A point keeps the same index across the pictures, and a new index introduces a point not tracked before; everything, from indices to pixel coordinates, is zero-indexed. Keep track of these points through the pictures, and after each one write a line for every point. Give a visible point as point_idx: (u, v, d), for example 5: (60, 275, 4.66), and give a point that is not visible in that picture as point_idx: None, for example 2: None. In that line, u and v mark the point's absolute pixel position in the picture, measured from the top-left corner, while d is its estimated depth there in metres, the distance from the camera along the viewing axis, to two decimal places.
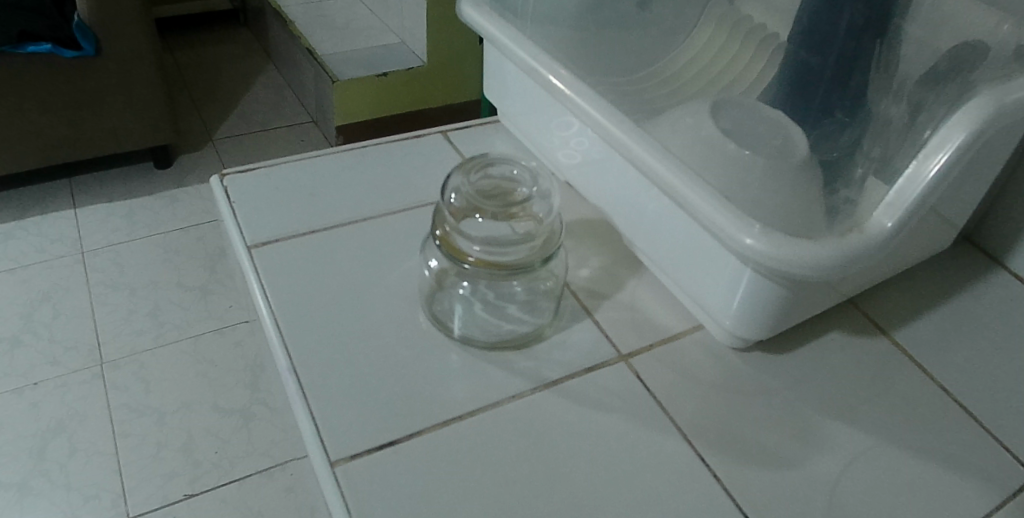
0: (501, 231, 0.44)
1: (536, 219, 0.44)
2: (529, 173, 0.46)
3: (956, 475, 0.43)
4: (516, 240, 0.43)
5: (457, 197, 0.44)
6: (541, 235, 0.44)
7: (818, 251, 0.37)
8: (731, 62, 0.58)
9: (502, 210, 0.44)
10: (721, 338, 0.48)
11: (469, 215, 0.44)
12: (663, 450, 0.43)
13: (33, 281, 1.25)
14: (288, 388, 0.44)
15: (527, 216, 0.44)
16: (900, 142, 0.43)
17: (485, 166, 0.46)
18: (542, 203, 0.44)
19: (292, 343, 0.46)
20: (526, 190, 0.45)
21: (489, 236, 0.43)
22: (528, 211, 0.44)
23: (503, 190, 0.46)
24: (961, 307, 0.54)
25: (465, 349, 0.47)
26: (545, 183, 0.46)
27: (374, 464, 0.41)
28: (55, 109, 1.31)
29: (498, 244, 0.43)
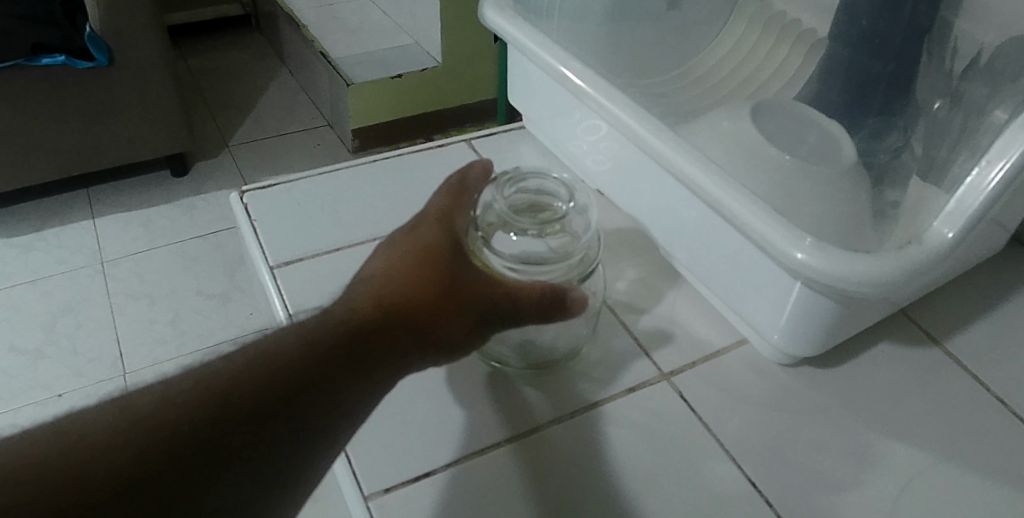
0: (537, 249, 0.42)
1: (573, 236, 0.42)
2: (563, 187, 0.44)
3: (1021, 494, 0.41)
4: (550, 261, 0.41)
5: (488, 213, 0.42)
6: (578, 256, 0.42)
7: (875, 267, 0.35)
8: (767, 59, 0.55)
9: (538, 227, 0.41)
10: (768, 353, 0.46)
11: (501, 233, 0.42)
12: (712, 475, 0.41)
13: (54, 293, 1.25)
14: None
15: (565, 232, 0.42)
16: (958, 145, 0.41)
17: (518, 182, 0.44)
18: (579, 219, 0.42)
19: None
20: (563, 205, 0.43)
21: (524, 255, 0.41)
22: (565, 228, 0.42)
23: (537, 206, 0.44)
24: (1015, 312, 0.51)
25: (501, 371, 0.45)
26: (582, 197, 0.44)
27: (410, 496, 0.39)
28: (70, 120, 1.31)
29: (535, 265, 0.41)
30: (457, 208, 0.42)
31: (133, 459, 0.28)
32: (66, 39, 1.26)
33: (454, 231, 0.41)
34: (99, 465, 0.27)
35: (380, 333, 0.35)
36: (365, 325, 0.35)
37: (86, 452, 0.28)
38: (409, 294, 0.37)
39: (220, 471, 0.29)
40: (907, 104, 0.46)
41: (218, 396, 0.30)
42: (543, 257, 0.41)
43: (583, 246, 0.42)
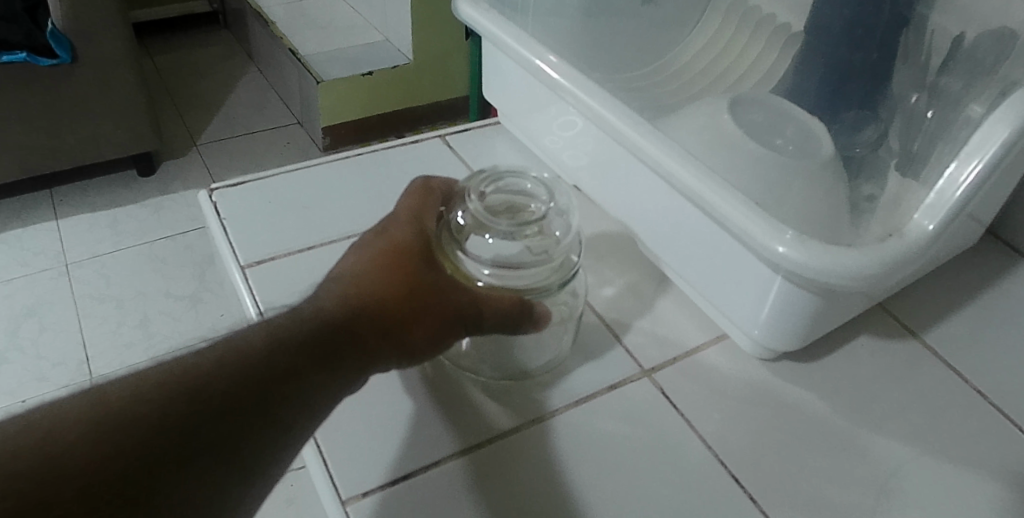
0: (515, 254, 0.41)
1: (549, 241, 0.41)
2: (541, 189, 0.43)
3: (999, 483, 0.41)
4: (525, 265, 0.41)
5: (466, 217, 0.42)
6: (552, 262, 0.41)
7: (855, 260, 0.35)
8: (741, 53, 0.55)
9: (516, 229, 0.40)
10: (748, 349, 0.46)
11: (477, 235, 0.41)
12: (697, 471, 0.41)
13: (17, 296, 1.21)
14: None
15: (540, 239, 0.41)
16: (933, 138, 0.41)
17: (495, 181, 0.44)
18: (558, 222, 0.41)
19: None
20: (541, 206, 0.42)
21: (500, 259, 0.41)
22: (543, 229, 0.41)
23: (515, 206, 0.43)
24: (988, 305, 0.51)
25: (477, 377, 0.44)
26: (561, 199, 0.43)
27: (391, 498, 0.38)
28: (30, 120, 1.27)
29: (511, 270, 0.41)
30: (430, 209, 0.43)
31: (99, 450, 0.28)
32: (26, 35, 1.22)
33: (426, 232, 0.41)
34: (73, 451, 0.27)
35: (356, 334, 0.36)
36: (340, 326, 0.36)
37: (50, 450, 0.27)
38: (382, 295, 0.38)
39: (179, 474, 0.29)
40: (883, 99, 0.46)
41: (185, 391, 0.30)
42: (518, 264, 0.41)
43: (562, 250, 0.41)
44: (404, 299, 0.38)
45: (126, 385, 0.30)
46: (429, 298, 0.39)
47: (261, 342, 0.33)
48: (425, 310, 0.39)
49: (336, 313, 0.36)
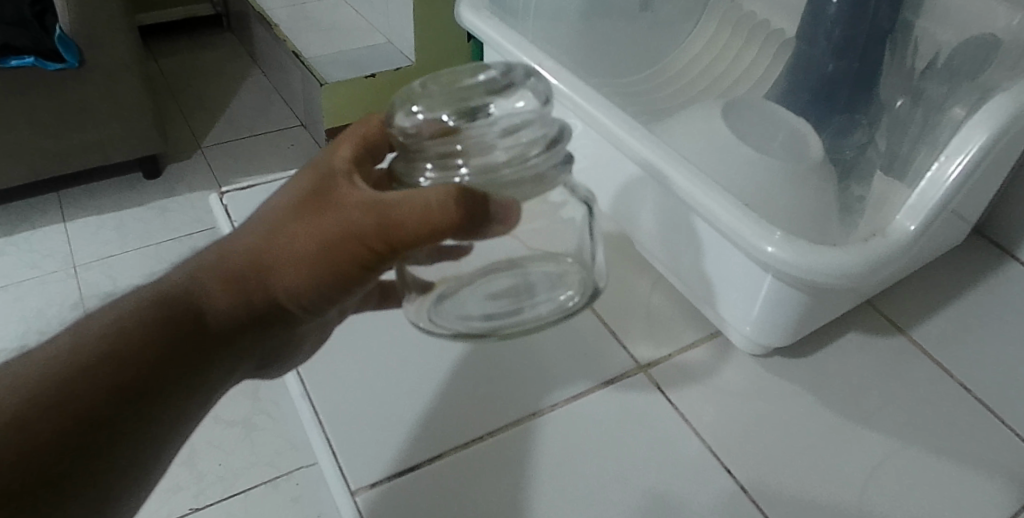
0: (489, 158, 0.36)
1: (523, 152, 0.36)
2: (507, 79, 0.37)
3: (983, 475, 0.43)
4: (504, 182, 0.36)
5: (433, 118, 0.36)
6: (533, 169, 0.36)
7: (841, 259, 0.36)
8: (735, 60, 0.57)
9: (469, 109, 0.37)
10: (741, 345, 0.47)
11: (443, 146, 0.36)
12: (690, 462, 0.42)
13: (26, 298, 1.23)
14: (307, 416, 0.44)
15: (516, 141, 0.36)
16: (914, 140, 0.44)
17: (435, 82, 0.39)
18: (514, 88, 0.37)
19: (306, 367, 0.46)
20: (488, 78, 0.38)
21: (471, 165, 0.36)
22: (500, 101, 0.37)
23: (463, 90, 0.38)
24: (975, 302, 0.53)
25: (477, 348, 0.48)
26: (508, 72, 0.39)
27: (397, 489, 0.40)
28: (38, 124, 1.29)
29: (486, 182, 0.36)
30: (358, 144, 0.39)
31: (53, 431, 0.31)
32: (34, 40, 1.24)
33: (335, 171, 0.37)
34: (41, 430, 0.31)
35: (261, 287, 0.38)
36: (262, 293, 0.38)
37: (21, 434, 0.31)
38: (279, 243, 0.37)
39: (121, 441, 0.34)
40: (872, 103, 0.49)
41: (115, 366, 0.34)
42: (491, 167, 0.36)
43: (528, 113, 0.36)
44: (314, 241, 0.36)
45: (67, 357, 0.33)
46: (336, 238, 0.35)
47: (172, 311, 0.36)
48: (334, 250, 0.36)
49: (235, 268, 0.37)
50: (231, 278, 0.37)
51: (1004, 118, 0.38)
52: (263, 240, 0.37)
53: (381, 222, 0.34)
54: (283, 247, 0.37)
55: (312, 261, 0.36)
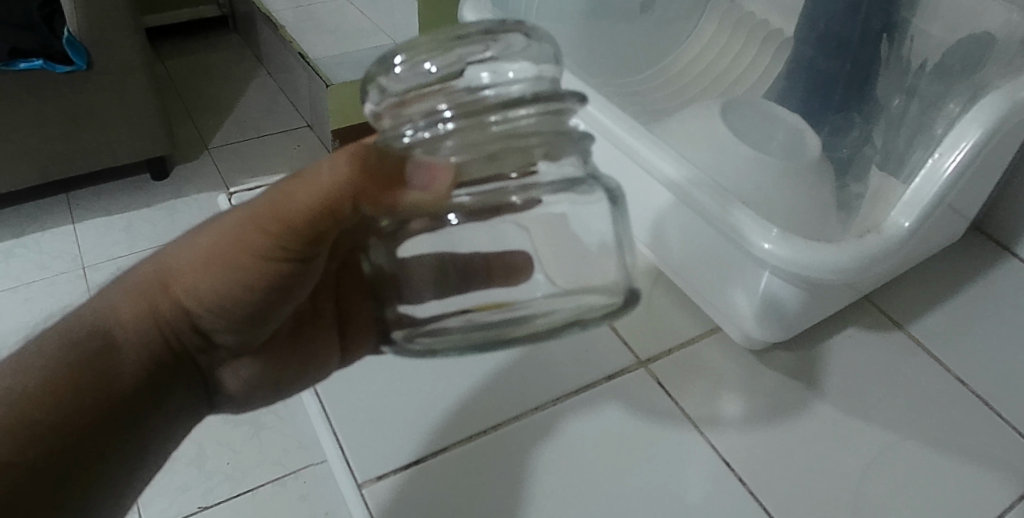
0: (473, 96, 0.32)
1: (516, 99, 0.28)
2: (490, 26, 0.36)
3: (980, 469, 0.43)
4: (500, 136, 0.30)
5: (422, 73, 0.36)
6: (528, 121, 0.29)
7: (835, 255, 0.37)
8: (735, 58, 0.58)
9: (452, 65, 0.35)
10: (740, 341, 0.48)
11: (429, 104, 0.33)
12: (690, 455, 0.43)
13: (36, 299, 1.25)
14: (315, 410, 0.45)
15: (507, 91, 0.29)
16: (909, 139, 0.45)
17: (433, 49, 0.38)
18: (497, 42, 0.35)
19: None
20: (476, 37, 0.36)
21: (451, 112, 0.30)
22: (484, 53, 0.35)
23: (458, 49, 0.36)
24: (973, 298, 0.53)
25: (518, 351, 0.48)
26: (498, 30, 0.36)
27: (405, 482, 0.41)
28: (48, 127, 1.30)
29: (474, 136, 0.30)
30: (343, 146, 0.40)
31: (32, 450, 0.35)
32: (43, 44, 1.25)
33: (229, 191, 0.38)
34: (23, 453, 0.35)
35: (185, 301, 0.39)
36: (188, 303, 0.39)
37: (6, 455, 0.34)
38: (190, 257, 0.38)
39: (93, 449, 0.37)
40: (867, 102, 0.50)
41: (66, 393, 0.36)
42: (474, 116, 0.29)
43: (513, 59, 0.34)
44: (217, 244, 0.37)
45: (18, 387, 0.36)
46: (236, 236, 0.36)
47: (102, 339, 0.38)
48: (236, 248, 0.36)
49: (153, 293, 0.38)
50: (147, 294, 0.38)
51: (996, 116, 0.39)
52: (174, 252, 0.38)
53: (275, 209, 0.34)
54: (190, 255, 0.37)
55: (216, 264, 0.37)
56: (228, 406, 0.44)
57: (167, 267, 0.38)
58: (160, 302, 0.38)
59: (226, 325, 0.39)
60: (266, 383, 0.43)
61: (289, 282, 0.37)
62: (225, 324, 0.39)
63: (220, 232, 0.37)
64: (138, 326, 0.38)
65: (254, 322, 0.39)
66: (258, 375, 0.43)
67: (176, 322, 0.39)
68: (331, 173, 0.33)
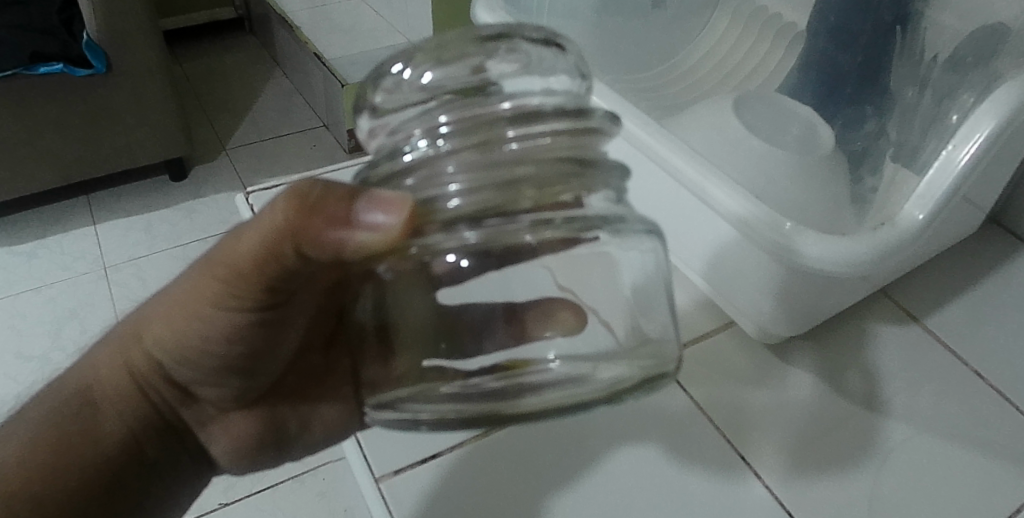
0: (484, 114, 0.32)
1: (532, 117, 0.30)
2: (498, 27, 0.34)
3: (998, 464, 0.43)
4: (512, 166, 0.31)
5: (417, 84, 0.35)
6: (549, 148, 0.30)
7: (851, 248, 0.37)
8: (748, 55, 0.58)
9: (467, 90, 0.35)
10: (753, 334, 0.48)
11: (434, 119, 0.34)
12: (705, 453, 0.43)
13: (59, 298, 1.27)
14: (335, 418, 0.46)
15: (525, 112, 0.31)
16: (924, 132, 0.45)
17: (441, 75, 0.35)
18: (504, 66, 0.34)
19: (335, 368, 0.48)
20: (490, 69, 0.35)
21: (464, 134, 0.31)
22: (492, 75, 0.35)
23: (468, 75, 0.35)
24: (990, 290, 0.53)
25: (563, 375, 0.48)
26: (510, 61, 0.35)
27: (424, 478, 0.42)
28: (69, 130, 1.32)
29: (487, 161, 0.31)
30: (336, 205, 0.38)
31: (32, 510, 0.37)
32: (63, 47, 1.27)
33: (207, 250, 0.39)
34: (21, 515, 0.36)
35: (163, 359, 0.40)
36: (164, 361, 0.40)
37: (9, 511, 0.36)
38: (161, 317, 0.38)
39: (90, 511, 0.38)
40: (881, 93, 0.50)
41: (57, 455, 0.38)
42: (491, 139, 0.31)
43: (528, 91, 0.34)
44: (177, 301, 0.37)
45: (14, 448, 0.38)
46: (194, 292, 0.36)
47: (94, 398, 0.39)
48: (195, 303, 0.36)
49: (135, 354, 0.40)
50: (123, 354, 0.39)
51: (1010, 107, 0.39)
52: (142, 312, 0.39)
53: (225, 262, 0.34)
54: (157, 314, 0.38)
55: (179, 319, 0.37)
56: (229, 467, 0.45)
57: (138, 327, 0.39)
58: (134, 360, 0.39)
59: (202, 380, 0.40)
60: (256, 440, 0.44)
61: (253, 334, 0.38)
62: (199, 378, 0.40)
63: (181, 288, 0.37)
64: (115, 386, 0.40)
65: (227, 374, 0.40)
66: (250, 430, 0.44)
67: (152, 380, 0.40)
68: (271, 218, 0.32)
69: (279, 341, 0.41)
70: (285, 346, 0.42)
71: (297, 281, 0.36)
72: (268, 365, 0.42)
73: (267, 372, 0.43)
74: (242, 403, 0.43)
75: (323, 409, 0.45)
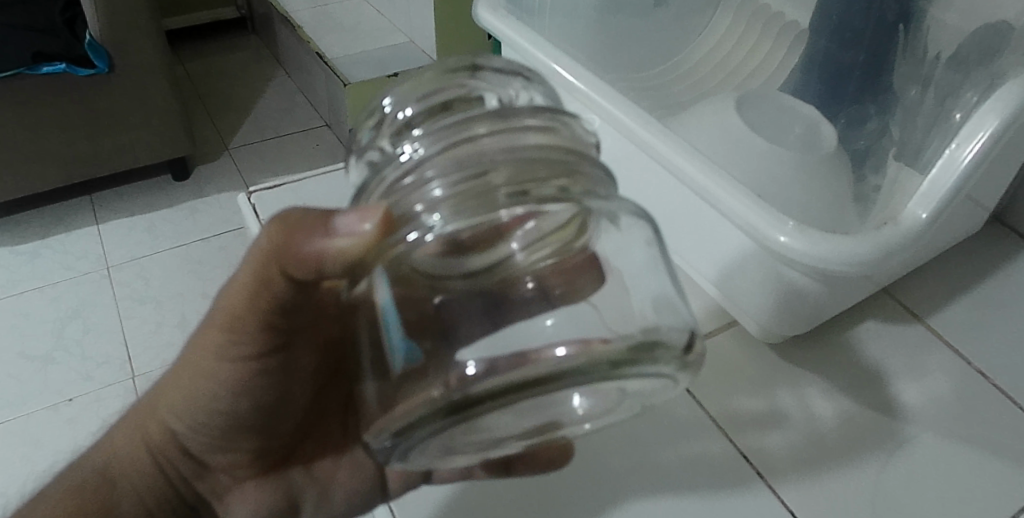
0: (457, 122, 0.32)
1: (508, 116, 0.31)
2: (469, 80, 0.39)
3: (1002, 464, 0.43)
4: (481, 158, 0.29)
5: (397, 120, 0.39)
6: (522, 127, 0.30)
7: (854, 247, 0.37)
8: (751, 52, 0.58)
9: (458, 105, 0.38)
10: (755, 334, 0.48)
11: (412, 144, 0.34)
12: (709, 455, 0.43)
13: (63, 298, 1.27)
14: None
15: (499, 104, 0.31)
16: (927, 130, 0.44)
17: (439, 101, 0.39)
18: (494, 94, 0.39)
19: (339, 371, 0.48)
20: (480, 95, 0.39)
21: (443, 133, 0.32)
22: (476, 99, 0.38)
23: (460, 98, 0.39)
24: (992, 288, 0.53)
25: None
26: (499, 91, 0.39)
27: (437, 495, 0.42)
28: (71, 129, 1.32)
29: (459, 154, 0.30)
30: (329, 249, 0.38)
31: None
32: (66, 46, 1.26)
33: None
34: None
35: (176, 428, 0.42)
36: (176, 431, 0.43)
37: None
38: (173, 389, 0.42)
39: None
40: (884, 91, 0.49)
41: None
42: (467, 132, 0.31)
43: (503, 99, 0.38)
44: (183, 363, 0.41)
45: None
46: (197, 350, 0.40)
47: (115, 473, 0.43)
48: (197, 358, 0.40)
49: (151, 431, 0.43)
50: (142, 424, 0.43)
51: (1014, 105, 0.39)
52: (156, 388, 0.43)
53: (223, 315, 0.38)
54: (169, 383, 0.42)
55: (185, 379, 0.41)
56: None
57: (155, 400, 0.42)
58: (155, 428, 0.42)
59: (214, 443, 0.43)
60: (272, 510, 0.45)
61: (257, 382, 0.41)
62: (212, 440, 0.43)
63: (188, 354, 0.40)
64: (133, 458, 0.43)
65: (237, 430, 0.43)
66: (263, 500, 0.45)
67: (166, 448, 0.43)
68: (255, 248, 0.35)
69: (284, 393, 0.44)
70: (291, 398, 0.45)
71: (288, 316, 0.39)
72: (276, 423, 0.44)
73: (277, 428, 0.45)
74: (256, 468, 0.45)
75: (338, 467, 0.47)
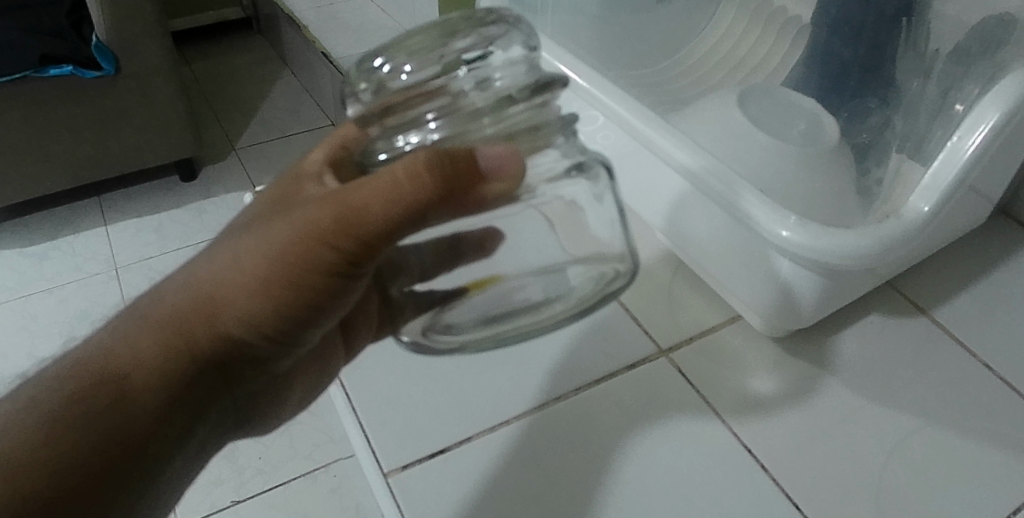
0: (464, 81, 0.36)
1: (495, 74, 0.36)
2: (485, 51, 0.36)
3: (1006, 456, 0.43)
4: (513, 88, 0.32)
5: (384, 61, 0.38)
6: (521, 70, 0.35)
7: (854, 241, 0.37)
8: (753, 48, 0.58)
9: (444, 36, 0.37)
10: (759, 328, 0.48)
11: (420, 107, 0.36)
12: (715, 448, 0.44)
13: (72, 300, 1.28)
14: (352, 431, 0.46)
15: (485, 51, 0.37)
16: (930, 123, 0.45)
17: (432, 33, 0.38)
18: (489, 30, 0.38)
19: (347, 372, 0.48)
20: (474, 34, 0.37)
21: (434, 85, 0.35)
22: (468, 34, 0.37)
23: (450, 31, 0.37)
24: (997, 282, 0.53)
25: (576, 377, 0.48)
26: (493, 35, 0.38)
27: (445, 489, 0.42)
28: (80, 131, 1.33)
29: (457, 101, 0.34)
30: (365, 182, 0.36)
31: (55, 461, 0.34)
32: (73, 49, 1.27)
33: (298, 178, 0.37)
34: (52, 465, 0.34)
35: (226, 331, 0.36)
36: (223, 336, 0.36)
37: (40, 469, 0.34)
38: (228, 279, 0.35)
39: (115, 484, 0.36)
40: (886, 85, 0.50)
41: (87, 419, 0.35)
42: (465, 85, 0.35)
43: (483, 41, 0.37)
44: (259, 266, 0.33)
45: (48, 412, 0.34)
46: (290, 249, 0.33)
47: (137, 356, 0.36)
48: (286, 266, 0.33)
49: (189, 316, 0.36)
50: (163, 317, 0.35)
51: (1015, 98, 0.39)
52: (211, 276, 0.35)
53: (332, 223, 0.31)
54: (218, 279, 0.35)
55: (257, 286, 0.34)
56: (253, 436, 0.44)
57: (192, 286, 0.35)
58: (188, 340, 0.36)
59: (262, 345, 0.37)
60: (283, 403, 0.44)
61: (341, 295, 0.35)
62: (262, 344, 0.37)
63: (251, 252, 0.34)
64: (160, 356, 0.36)
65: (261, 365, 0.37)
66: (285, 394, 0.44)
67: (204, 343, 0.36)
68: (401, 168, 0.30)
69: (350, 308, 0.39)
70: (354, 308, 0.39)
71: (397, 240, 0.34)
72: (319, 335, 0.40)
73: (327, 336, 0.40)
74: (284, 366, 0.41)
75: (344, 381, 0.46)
